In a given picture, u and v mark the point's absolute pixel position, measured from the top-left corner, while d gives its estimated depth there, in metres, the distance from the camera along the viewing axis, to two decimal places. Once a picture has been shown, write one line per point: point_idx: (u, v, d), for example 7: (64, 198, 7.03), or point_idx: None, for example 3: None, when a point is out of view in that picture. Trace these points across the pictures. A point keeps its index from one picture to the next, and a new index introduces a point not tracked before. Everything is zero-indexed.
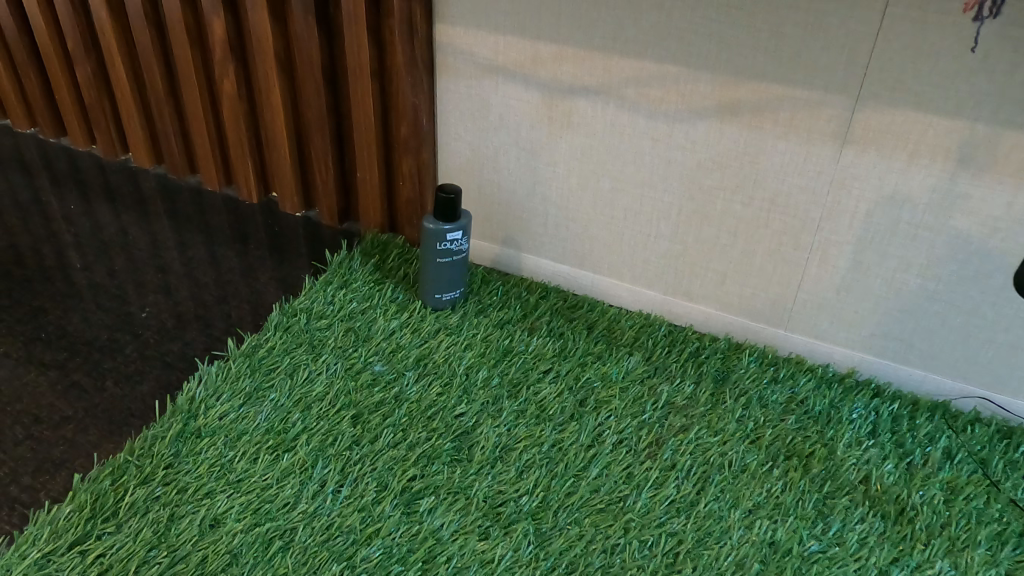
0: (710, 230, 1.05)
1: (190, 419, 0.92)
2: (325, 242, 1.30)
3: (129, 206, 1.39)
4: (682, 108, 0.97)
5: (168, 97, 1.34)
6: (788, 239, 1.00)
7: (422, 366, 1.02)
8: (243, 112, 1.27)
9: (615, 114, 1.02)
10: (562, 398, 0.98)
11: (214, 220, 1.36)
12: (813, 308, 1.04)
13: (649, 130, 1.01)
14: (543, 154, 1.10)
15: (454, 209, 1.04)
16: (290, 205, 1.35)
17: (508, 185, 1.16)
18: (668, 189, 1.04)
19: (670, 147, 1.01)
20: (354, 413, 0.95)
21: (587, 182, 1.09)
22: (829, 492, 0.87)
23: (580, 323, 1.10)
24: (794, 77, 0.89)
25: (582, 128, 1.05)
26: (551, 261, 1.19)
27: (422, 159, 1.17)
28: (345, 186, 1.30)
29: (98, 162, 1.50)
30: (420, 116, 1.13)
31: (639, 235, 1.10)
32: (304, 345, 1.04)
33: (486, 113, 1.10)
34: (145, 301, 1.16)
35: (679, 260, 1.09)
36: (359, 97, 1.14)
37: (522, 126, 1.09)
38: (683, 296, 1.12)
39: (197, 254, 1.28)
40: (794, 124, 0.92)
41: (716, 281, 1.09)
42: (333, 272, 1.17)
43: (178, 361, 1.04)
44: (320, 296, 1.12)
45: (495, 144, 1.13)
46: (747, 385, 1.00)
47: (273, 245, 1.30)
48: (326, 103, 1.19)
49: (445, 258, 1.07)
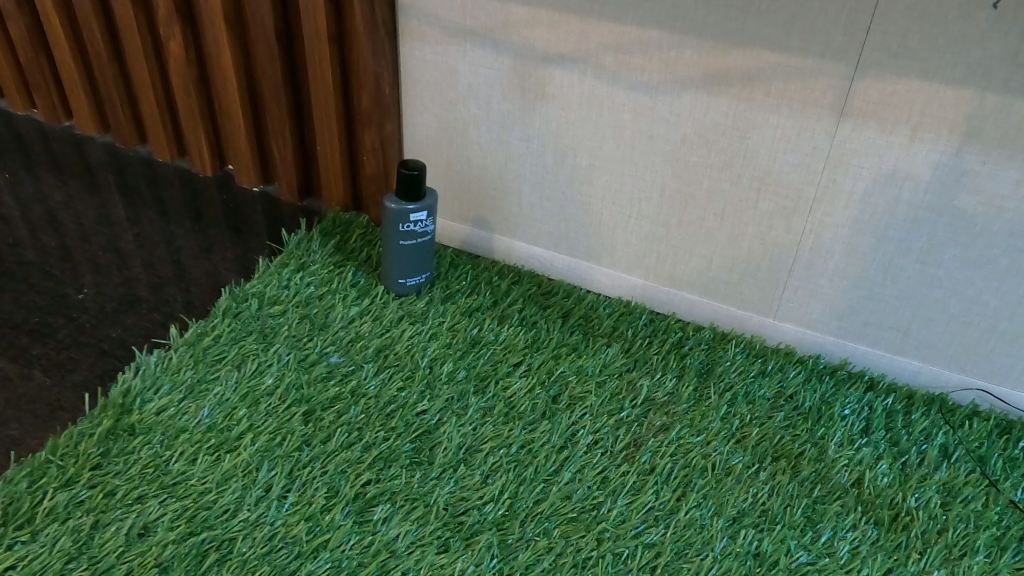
0: (694, 211, 0.97)
1: (124, 414, 0.84)
2: (284, 220, 1.21)
3: (72, 178, 1.29)
4: (666, 77, 0.89)
5: (113, 62, 1.24)
6: (779, 221, 0.92)
7: (382, 358, 0.94)
8: (193, 78, 1.18)
9: (594, 83, 0.93)
10: (534, 395, 0.90)
11: (165, 195, 1.27)
12: (803, 295, 0.96)
13: (629, 101, 0.92)
14: (515, 127, 1.01)
15: (418, 188, 0.95)
16: (247, 180, 1.26)
17: (479, 161, 1.07)
18: (650, 166, 0.96)
19: (652, 120, 0.92)
20: (306, 409, 0.87)
21: (563, 158, 1.01)
22: (819, 496, 0.80)
23: (554, 310, 1.03)
24: (788, 42, 0.80)
25: (557, 99, 0.96)
26: (525, 244, 1.11)
27: (386, 132, 1.08)
28: (306, 160, 1.21)
29: (41, 131, 1.40)
30: (382, 84, 1.04)
31: (618, 217, 1.02)
32: (254, 334, 0.96)
33: (454, 82, 1.01)
34: (83, 282, 1.07)
35: (660, 244, 1.01)
36: (317, 63, 1.05)
37: (492, 96, 1.00)
38: (666, 281, 1.04)
39: (145, 231, 1.19)
40: (787, 95, 0.84)
41: (700, 266, 1.01)
42: (290, 253, 1.08)
43: (115, 349, 0.96)
44: (273, 279, 1.04)
45: (464, 116, 1.04)
46: (732, 380, 0.93)
47: (228, 223, 1.21)
48: (281, 70, 1.09)
49: (408, 240, 0.99)
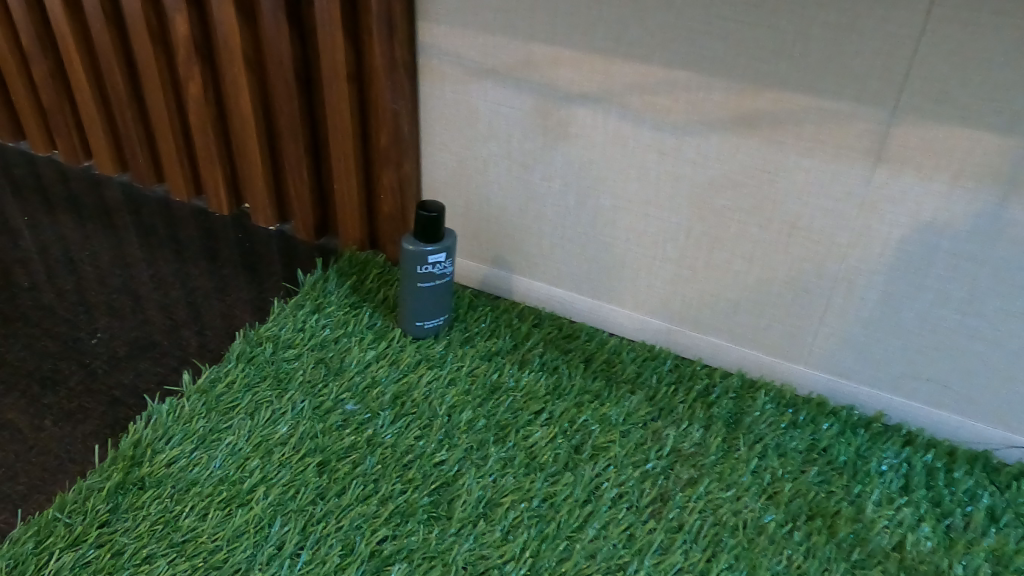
0: (721, 255, 0.94)
1: (134, 466, 0.82)
2: (300, 259, 1.19)
3: (89, 217, 1.29)
4: (693, 119, 0.86)
5: (131, 101, 1.23)
6: (810, 266, 0.89)
7: (399, 405, 0.91)
8: (211, 117, 1.17)
9: (618, 124, 0.91)
10: (556, 444, 0.87)
11: (181, 233, 1.25)
12: (835, 343, 0.93)
13: (655, 143, 0.90)
14: (537, 167, 0.99)
15: (437, 230, 0.93)
16: (263, 218, 1.24)
17: (499, 201, 1.05)
18: (675, 209, 0.93)
19: (678, 163, 0.90)
20: (320, 459, 0.84)
21: (585, 199, 0.99)
22: (858, 560, 0.76)
23: (576, 355, 1.00)
24: (821, 86, 0.78)
25: (579, 139, 0.94)
26: (546, 285, 1.09)
27: (404, 171, 1.06)
28: (323, 198, 1.20)
29: (59, 169, 1.40)
30: (402, 124, 1.02)
31: (642, 259, 0.99)
32: (268, 379, 0.93)
33: (474, 121, 0.99)
34: (97, 325, 1.06)
35: (686, 287, 0.99)
36: (335, 102, 1.04)
37: (513, 136, 0.98)
38: (691, 325, 1.01)
39: (160, 272, 1.18)
40: (819, 139, 0.81)
41: (727, 311, 0.98)
42: (306, 294, 1.06)
43: (127, 396, 0.94)
44: (289, 321, 1.01)
45: (484, 156, 1.02)
46: (763, 431, 0.90)
47: (243, 262, 1.19)
48: (299, 108, 1.08)
49: (426, 282, 0.96)
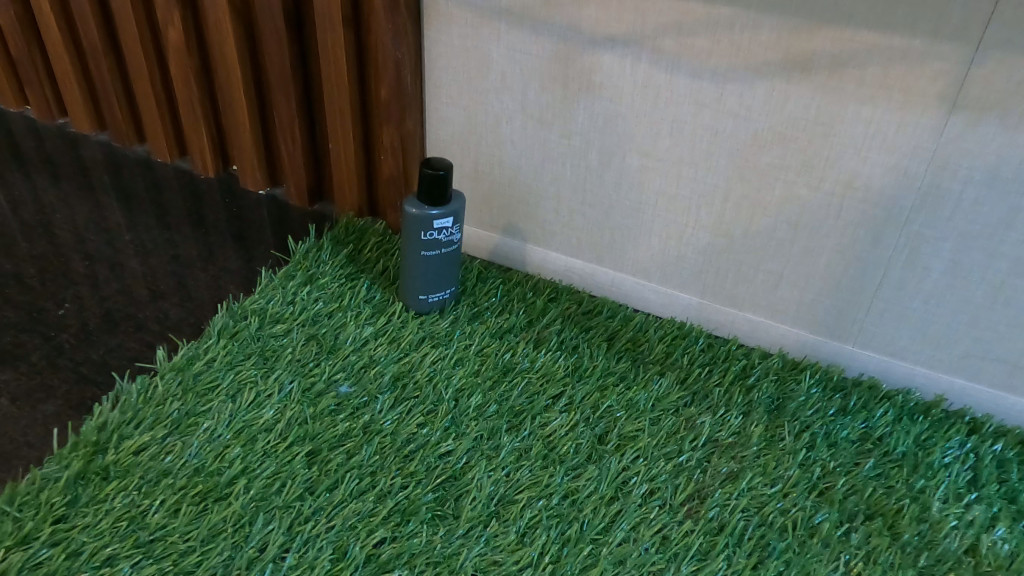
0: (764, 220, 0.83)
1: (98, 454, 0.72)
2: (292, 226, 1.09)
3: (63, 179, 1.18)
4: (736, 64, 0.75)
5: (108, 51, 1.12)
6: (866, 233, 0.79)
7: (400, 388, 0.81)
8: (193, 68, 1.06)
9: (649, 71, 0.80)
10: (576, 434, 0.77)
11: (163, 198, 1.15)
12: (891, 320, 0.83)
13: (691, 92, 0.79)
14: (555, 122, 0.88)
15: (443, 192, 0.82)
16: (252, 182, 1.13)
17: (512, 161, 0.94)
18: (712, 169, 0.83)
19: (718, 114, 0.79)
20: (309, 449, 0.74)
21: (609, 158, 0.88)
22: (926, 567, 0.66)
23: (597, 332, 0.89)
24: (891, 20, 0.67)
25: (604, 89, 0.83)
26: (563, 255, 0.98)
27: (406, 128, 0.95)
28: (317, 161, 1.09)
29: (33, 129, 1.29)
30: (404, 74, 0.91)
31: (673, 226, 0.89)
32: (253, 358, 0.83)
33: (485, 70, 0.88)
34: (65, 295, 0.95)
35: (721, 257, 0.88)
36: (329, 49, 0.93)
37: (529, 87, 0.87)
38: (726, 299, 0.91)
39: (139, 238, 1.07)
40: (885, 84, 0.70)
41: (768, 285, 0.87)
42: (297, 264, 0.96)
43: (96, 374, 0.83)
44: (277, 293, 0.91)
45: (496, 110, 0.91)
46: (809, 419, 0.79)
47: (230, 229, 1.09)
48: (289, 57, 0.97)
49: (430, 252, 0.86)
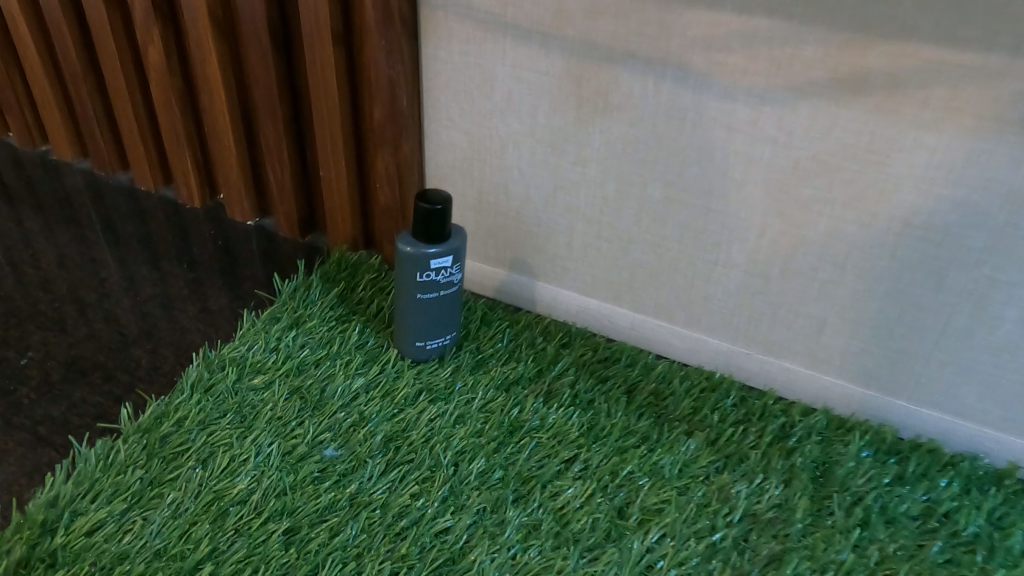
0: (806, 259, 0.73)
1: (45, 536, 0.62)
2: (281, 260, 1.00)
3: (40, 211, 1.10)
4: (776, 84, 0.66)
5: (87, 73, 1.04)
6: (926, 276, 0.69)
7: (393, 452, 0.72)
8: (176, 90, 0.97)
9: (674, 91, 0.71)
10: (593, 506, 0.67)
11: (145, 229, 1.06)
12: (953, 373, 0.72)
13: (723, 115, 0.70)
14: (568, 149, 0.79)
15: (440, 228, 0.73)
16: (239, 212, 1.05)
17: (520, 191, 0.85)
18: (746, 202, 0.73)
19: (754, 141, 0.70)
20: (287, 526, 0.65)
21: (629, 189, 0.78)
22: None
23: (615, 384, 0.80)
24: (962, 33, 0.57)
25: (623, 112, 0.74)
26: (577, 294, 0.89)
27: (403, 155, 0.86)
28: (308, 189, 1.00)
29: (13, 156, 1.21)
30: (399, 95, 0.82)
31: (700, 265, 0.79)
32: (228, 417, 0.74)
33: (490, 91, 0.80)
34: (29, 342, 0.87)
35: (756, 300, 0.78)
36: (318, 68, 0.84)
37: (539, 110, 0.78)
38: (760, 346, 0.81)
39: (115, 274, 0.98)
40: (953, 106, 0.60)
41: (809, 331, 0.77)
42: (283, 305, 0.87)
43: (55, 434, 0.75)
44: (259, 340, 0.82)
45: (502, 134, 0.82)
46: (861, 489, 0.69)
47: (215, 263, 1.00)
48: (276, 78, 0.89)
49: (427, 295, 0.77)
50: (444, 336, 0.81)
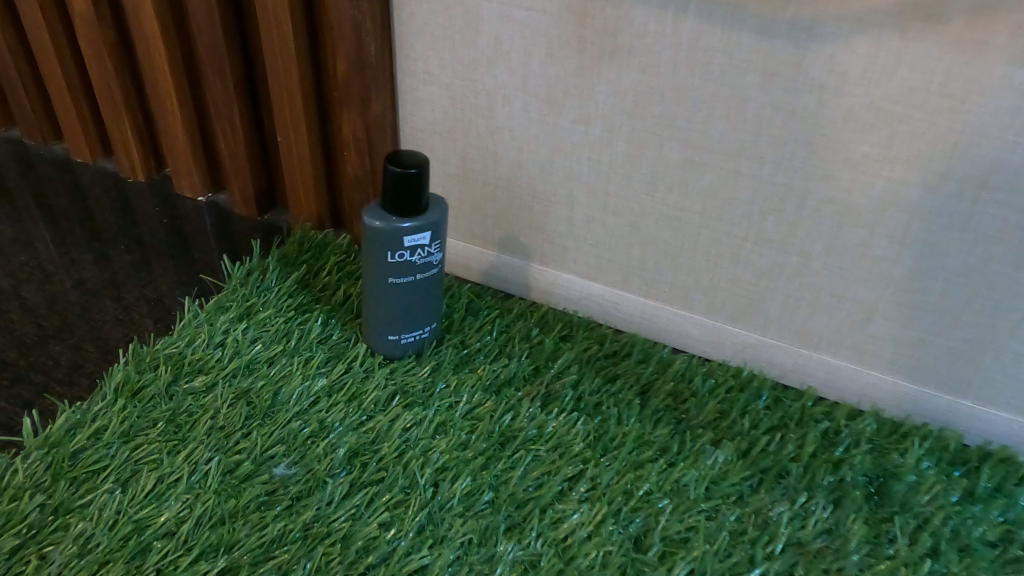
0: (855, 233, 0.61)
1: None
2: (235, 240, 0.86)
3: None
4: (827, 13, 0.53)
5: (9, 26, 0.90)
6: (1006, 252, 0.56)
7: (358, 470, 0.59)
8: (109, 43, 0.83)
9: (698, 28, 0.58)
10: (604, 537, 0.55)
11: (78, 206, 0.92)
12: None
13: (759, 56, 0.57)
14: (568, 103, 0.66)
15: (414, 197, 0.60)
16: (188, 187, 0.91)
17: (511, 156, 0.72)
18: (785, 164, 0.60)
19: (797, 87, 0.57)
20: (223, 566, 0.52)
21: (640, 152, 0.65)
22: None
23: (626, 385, 0.67)
24: None
25: (634, 56, 0.61)
26: (577, 278, 0.76)
27: (372, 114, 0.73)
28: (266, 159, 0.86)
29: None
30: (367, 42, 0.69)
31: (726, 241, 0.66)
32: (159, 426, 0.61)
33: (474, 35, 0.67)
34: None
35: (793, 283, 0.65)
36: (270, 10, 0.70)
37: (533, 56, 0.65)
38: (796, 339, 0.68)
39: (38, 256, 0.84)
40: None
41: (856, 320, 0.65)
42: (232, 293, 0.73)
43: None
44: (201, 334, 0.69)
45: (489, 87, 0.69)
46: (927, 510, 0.57)
47: (158, 243, 0.86)
48: (222, 24, 0.75)
49: (400, 280, 0.64)
50: (422, 329, 0.68)
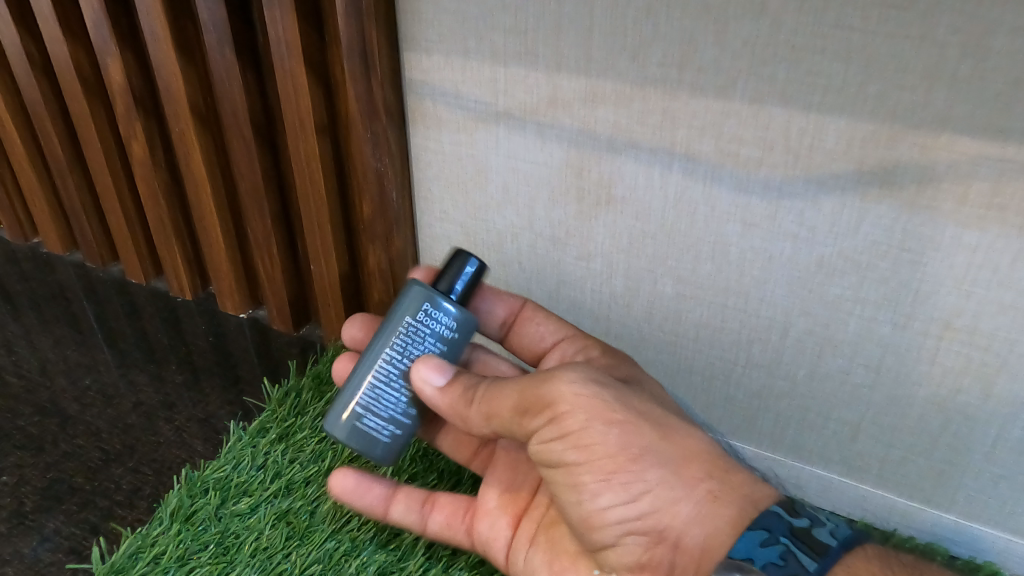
0: (835, 361, 0.66)
1: None
2: (274, 356, 0.94)
3: (31, 307, 1.06)
4: (795, 176, 0.60)
5: (72, 167, 1.01)
6: (975, 382, 0.61)
7: None
8: (161, 183, 0.93)
9: (682, 183, 0.65)
10: None
11: (133, 326, 1.01)
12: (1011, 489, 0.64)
13: (738, 209, 0.63)
14: (570, 242, 0.73)
15: (468, 293, 0.60)
16: (231, 304, 1.00)
17: (521, 283, 0.79)
18: (767, 300, 0.66)
19: (773, 236, 0.63)
20: None
21: (636, 285, 0.72)
22: None
23: None
24: (1005, 124, 0.51)
25: (627, 204, 0.68)
26: None
27: (394, 249, 0.81)
28: (301, 280, 0.95)
29: (7, 251, 1.18)
30: (388, 188, 0.77)
31: (719, 364, 0.72)
32: (210, 549, 0.68)
33: (484, 182, 0.74)
34: (4, 464, 0.81)
35: (784, 403, 0.71)
36: (302, 163, 0.79)
37: (537, 201, 0.73)
38: (790, 451, 0.74)
39: (100, 379, 0.93)
40: (996, 202, 0.54)
41: (842, 437, 0.70)
42: (272, 414, 0.81)
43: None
44: (245, 456, 0.76)
45: (499, 227, 0.77)
46: None
47: (206, 362, 0.94)
48: (261, 170, 0.84)
49: (412, 358, 0.57)
50: (392, 422, 0.58)
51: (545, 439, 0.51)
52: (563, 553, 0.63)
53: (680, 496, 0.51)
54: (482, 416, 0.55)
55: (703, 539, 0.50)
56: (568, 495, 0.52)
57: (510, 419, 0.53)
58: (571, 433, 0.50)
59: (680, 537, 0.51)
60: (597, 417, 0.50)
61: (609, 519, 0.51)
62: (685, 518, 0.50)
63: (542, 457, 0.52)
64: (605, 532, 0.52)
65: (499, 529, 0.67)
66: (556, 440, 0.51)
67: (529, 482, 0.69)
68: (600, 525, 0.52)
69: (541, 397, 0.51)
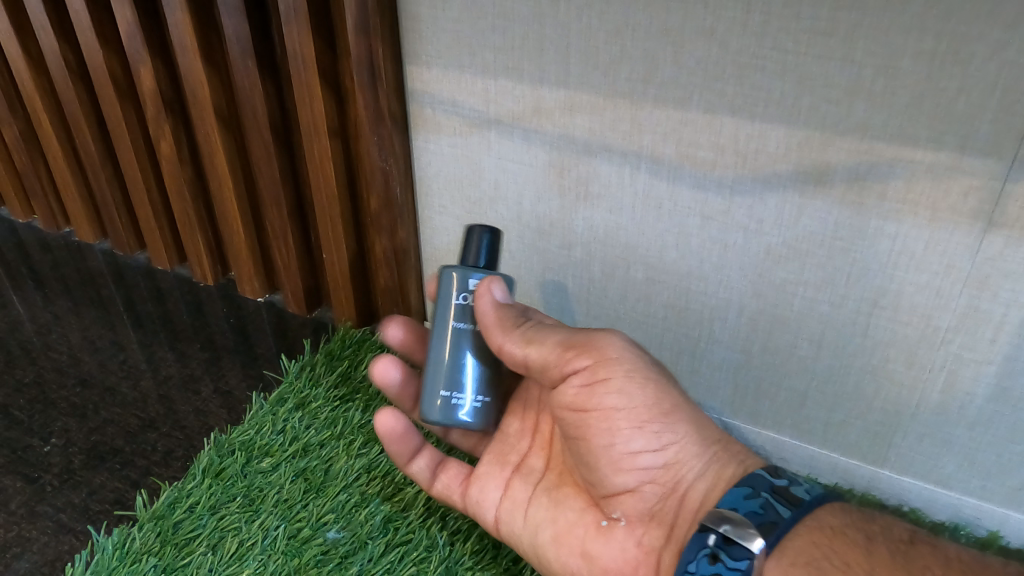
0: (783, 336, 0.76)
1: None
2: (290, 337, 1.04)
3: (67, 292, 1.16)
4: (743, 175, 0.69)
5: (105, 164, 1.11)
6: (900, 353, 0.71)
7: (392, 532, 0.75)
8: (187, 179, 1.03)
9: (649, 182, 0.74)
10: None
11: (160, 309, 1.11)
12: (933, 447, 0.74)
13: (698, 205, 0.73)
14: (554, 234, 0.83)
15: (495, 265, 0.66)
16: (250, 289, 1.10)
17: (512, 271, 0.89)
18: (725, 283, 0.76)
19: (727, 228, 0.73)
20: None
21: (612, 271, 0.82)
22: None
23: None
24: (913, 132, 0.60)
25: (602, 200, 0.78)
26: None
27: (399, 240, 0.91)
28: (314, 267, 1.05)
29: (42, 240, 1.29)
30: (393, 184, 0.86)
31: (685, 340, 0.82)
32: (238, 500, 0.78)
33: (478, 180, 0.84)
34: (52, 428, 0.91)
35: (741, 374, 0.81)
36: (317, 161, 0.89)
37: (525, 196, 0.82)
38: (747, 417, 0.83)
39: (133, 355, 1.03)
40: (909, 199, 0.63)
41: (791, 403, 0.80)
42: (290, 387, 0.91)
43: (75, 521, 0.79)
44: (267, 423, 0.86)
45: (492, 219, 0.86)
46: None
47: (227, 341, 1.04)
48: (279, 168, 0.93)
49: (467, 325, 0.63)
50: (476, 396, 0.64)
51: (584, 382, 0.60)
52: (567, 510, 0.66)
53: (697, 452, 0.59)
54: (523, 342, 0.62)
55: (707, 492, 0.57)
56: (601, 438, 0.59)
57: (553, 357, 0.61)
58: (613, 380, 0.59)
59: (688, 490, 0.58)
60: (636, 373, 0.59)
61: (637, 462, 0.59)
62: (695, 472, 0.58)
63: (579, 402, 0.60)
64: (629, 477, 0.60)
65: (490, 491, 0.71)
66: (599, 385, 0.59)
67: (519, 448, 0.72)
68: (625, 469, 0.59)
69: (591, 346, 0.60)
